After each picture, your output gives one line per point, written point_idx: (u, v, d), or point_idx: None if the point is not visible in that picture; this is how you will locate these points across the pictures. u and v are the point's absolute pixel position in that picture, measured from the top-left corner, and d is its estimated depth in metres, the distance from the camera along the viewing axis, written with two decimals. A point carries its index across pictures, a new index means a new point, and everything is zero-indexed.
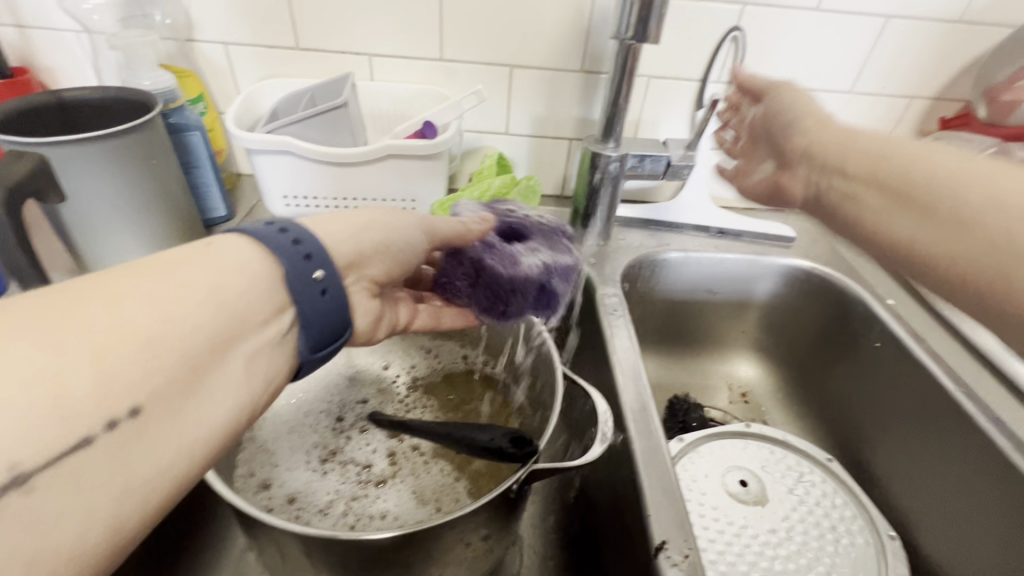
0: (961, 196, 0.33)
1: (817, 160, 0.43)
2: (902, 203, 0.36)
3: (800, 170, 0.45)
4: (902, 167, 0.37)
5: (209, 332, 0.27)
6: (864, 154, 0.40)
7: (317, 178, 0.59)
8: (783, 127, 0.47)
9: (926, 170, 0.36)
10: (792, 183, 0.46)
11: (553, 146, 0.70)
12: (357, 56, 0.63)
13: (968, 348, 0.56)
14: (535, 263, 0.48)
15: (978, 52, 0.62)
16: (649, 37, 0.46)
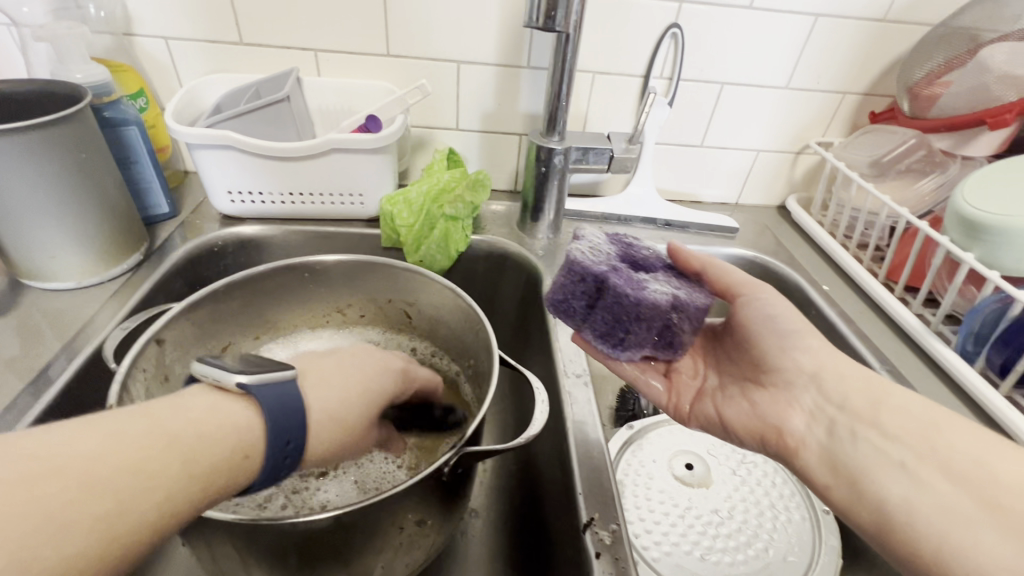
0: (959, 448, 0.33)
1: (835, 397, 0.38)
2: (865, 491, 0.34)
3: (749, 409, 0.43)
4: (876, 406, 0.37)
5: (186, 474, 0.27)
6: (813, 369, 0.40)
7: (261, 173, 0.59)
8: (727, 398, 0.45)
9: (889, 418, 0.36)
10: (800, 439, 0.39)
11: (503, 141, 0.71)
12: (302, 51, 0.63)
13: (894, 329, 0.59)
14: (669, 287, 0.41)
15: (901, 49, 0.66)
16: (557, 25, 0.50)
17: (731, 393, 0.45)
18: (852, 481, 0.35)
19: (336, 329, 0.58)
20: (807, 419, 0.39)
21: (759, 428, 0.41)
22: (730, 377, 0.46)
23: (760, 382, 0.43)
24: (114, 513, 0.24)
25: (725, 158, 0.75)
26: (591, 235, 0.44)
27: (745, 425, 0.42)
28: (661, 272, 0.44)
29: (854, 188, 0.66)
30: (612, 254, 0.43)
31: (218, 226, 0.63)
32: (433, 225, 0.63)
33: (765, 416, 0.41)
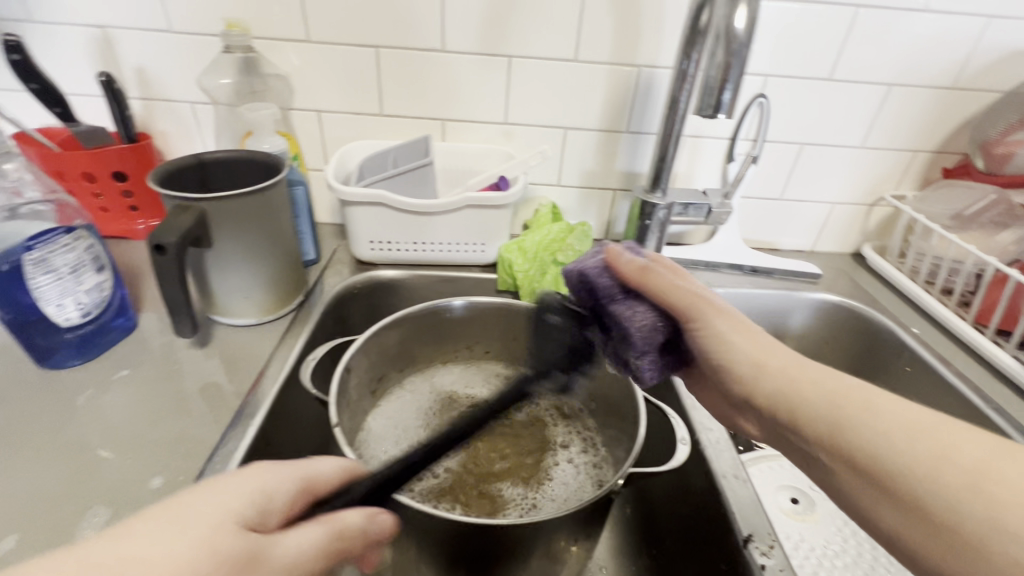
0: (937, 450, 0.29)
1: (844, 401, 0.33)
2: (908, 492, 0.29)
3: (813, 399, 0.34)
4: (897, 422, 0.31)
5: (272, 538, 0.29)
6: (848, 385, 0.34)
7: (401, 225, 0.67)
8: (794, 379, 0.35)
9: (877, 426, 0.31)
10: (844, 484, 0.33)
11: (599, 196, 0.79)
12: (432, 120, 0.73)
13: (990, 370, 0.62)
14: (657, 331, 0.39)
15: (971, 112, 0.72)
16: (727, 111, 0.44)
17: (795, 383, 0.35)
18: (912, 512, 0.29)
19: (468, 364, 0.64)
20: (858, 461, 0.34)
21: (824, 415, 0.33)
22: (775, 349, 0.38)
23: (836, 403, 0.33)
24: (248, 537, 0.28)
25: (804, 210, 0.81)
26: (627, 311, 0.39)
27: (814, 395, 0.34)
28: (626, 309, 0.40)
29: (936, 238, 0.71)
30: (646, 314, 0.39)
31: (355, 270, 0.71)
32: (545, 270, 0.69)
33: (838, 415, 0.33)
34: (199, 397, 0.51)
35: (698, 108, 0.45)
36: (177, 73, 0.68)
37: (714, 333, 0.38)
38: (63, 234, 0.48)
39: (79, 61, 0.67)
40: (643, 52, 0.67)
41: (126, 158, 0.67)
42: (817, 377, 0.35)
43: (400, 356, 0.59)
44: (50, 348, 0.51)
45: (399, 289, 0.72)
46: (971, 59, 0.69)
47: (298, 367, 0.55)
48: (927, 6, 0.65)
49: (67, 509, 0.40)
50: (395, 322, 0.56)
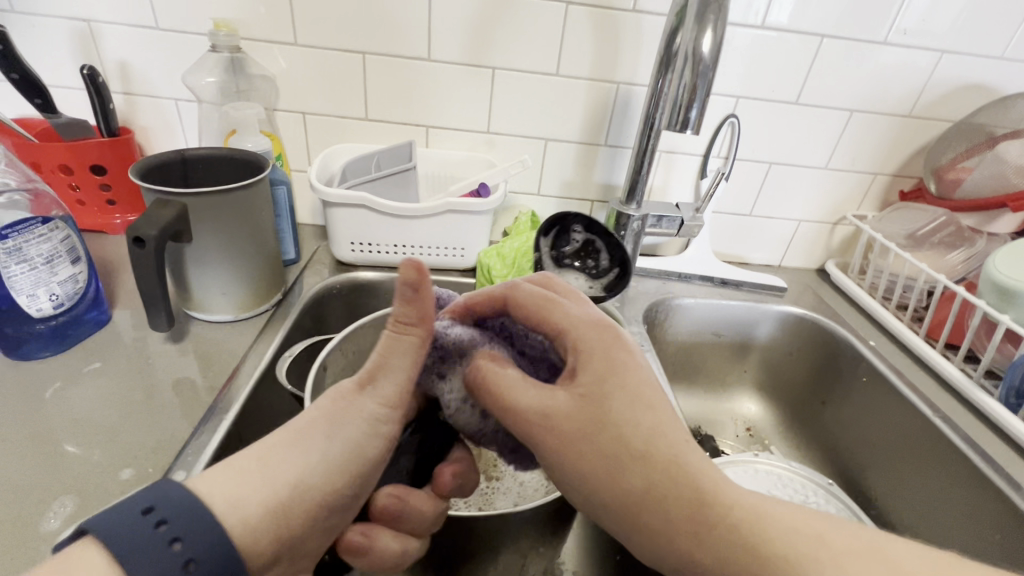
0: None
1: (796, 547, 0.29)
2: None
3: (246, 469, 0.31)
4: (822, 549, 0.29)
5: (303, 486, 0.32)
6: (718, 477, 0.31)
7: (382, 228, 0.68)
8: (233, 476, 0.31)
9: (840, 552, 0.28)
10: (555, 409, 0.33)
11: (577, 206, 0.81)
12: (416, 127, 0.74)
13: (938, 381, 0.66)
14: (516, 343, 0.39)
15: (924, 141, 0.77)
16: (692, 130, 0.46)
17: (266, 490, 0.31)
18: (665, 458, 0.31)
19: None
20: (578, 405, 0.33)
21: (257, 491, 0.30)
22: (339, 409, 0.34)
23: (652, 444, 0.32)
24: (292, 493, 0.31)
25: (771, 226, 0.85)
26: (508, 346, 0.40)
27: (300, 422, 0.34)
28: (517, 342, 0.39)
29: (892, 256, 0.75)
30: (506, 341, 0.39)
31: (334, 271, 0.72)
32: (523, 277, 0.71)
33: (659, 478, 0.31)
34: (171, 392, 0.51)
35: (666, 125, 0.47)
36: (161, 69, 0.69)
37: (598, 429, 0.32)
38: (40, 224, 0.48)
39: (62, 54, 0.67)
40: (622, 70, 0.70)
41: (106, 151, 0.67)
42: (280, 467, 0.32)
43: None
44: (19, 338, 0.50)
45: (377, 292, 0.73)
46: (925, 91, 0.73)
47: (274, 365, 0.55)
48: (886, 39, 0.70)
49: (31, 498, 0.40)
50: (376, 321, 0.57)
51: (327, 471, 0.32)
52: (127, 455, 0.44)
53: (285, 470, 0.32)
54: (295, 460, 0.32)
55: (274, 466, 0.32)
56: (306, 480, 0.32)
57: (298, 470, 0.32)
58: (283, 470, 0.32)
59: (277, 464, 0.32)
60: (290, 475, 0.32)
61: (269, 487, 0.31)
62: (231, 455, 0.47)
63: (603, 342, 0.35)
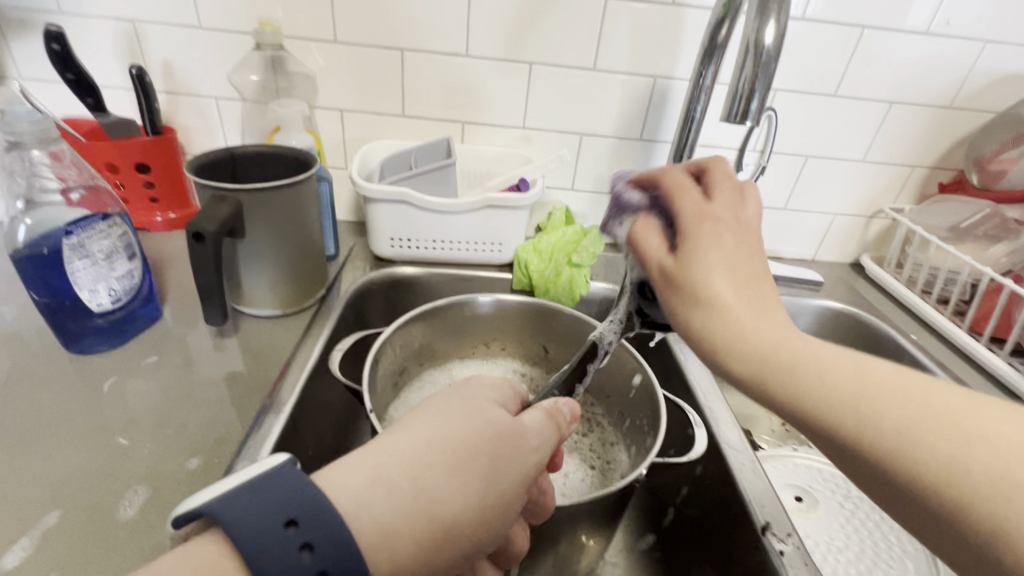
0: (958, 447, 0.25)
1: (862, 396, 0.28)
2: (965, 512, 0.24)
3: (398, 488, 0.28)
4: (922, 409, 0.26)
5: (439, 517, 0.28)
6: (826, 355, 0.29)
7: (422, 223, 0.69)
8: (368, 473, 0.28)
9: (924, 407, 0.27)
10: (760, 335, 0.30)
11: (611, 201, 0.81)
12: (453, 123, 0.75)
13: (983, 375, 0.65)
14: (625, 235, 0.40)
15: (965, 132, 0.76)
16: (753, 121, 0.46)
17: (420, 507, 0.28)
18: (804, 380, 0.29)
19: (485, 361, 0.65)
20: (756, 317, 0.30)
21: (415, 520, 0.27)
22: (500, 445, 0.32)
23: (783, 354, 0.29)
24: (432, 523, 0.28)
25: (806, 220, 0.84)
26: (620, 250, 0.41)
27: (455, 439, 0.31)
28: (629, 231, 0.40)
29: (933, 249, 0.74)
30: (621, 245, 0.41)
31: (373, 267, 0.73)
32: (560, 272, 0.71)
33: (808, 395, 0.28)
34: (227, 385, 0.51)
35: (726, 117, 0.47)
36: (204, 69, 0.70)
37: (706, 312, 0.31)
38: (100, 221, 0.49)
39: (108, 54, 0.68)
40: (660, 64, 0.70)
41: (150, 150, 0.68)
42: (436, 489, 0.29)
43: (421, 351, 0.61)
44: (80, 333, 0.51)
45: (415, 287, 0.73)
46: (967, 81, 0.72)
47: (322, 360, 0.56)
48: (928, 30, 0.69)
49: (105, 488, 0.41)
50: (420, 315, 0.58)
51: (477, 511, 0.29)
52: (191, 446, 0.45)
53: (425, 492, 0.28)
54: (438, 486, 0.29)
55: (420, 484, 0.29)
56: (451, 506, 0.29)
57: (449, 503, 0.29)
58: (428, 489, 0.29)
59: (423, 485, 0.29)
60: (447, 509, 0.29)
61: (414, 519, 0.27)
62: (289, 447, 0.48)
63: (712, 224, 0.32)
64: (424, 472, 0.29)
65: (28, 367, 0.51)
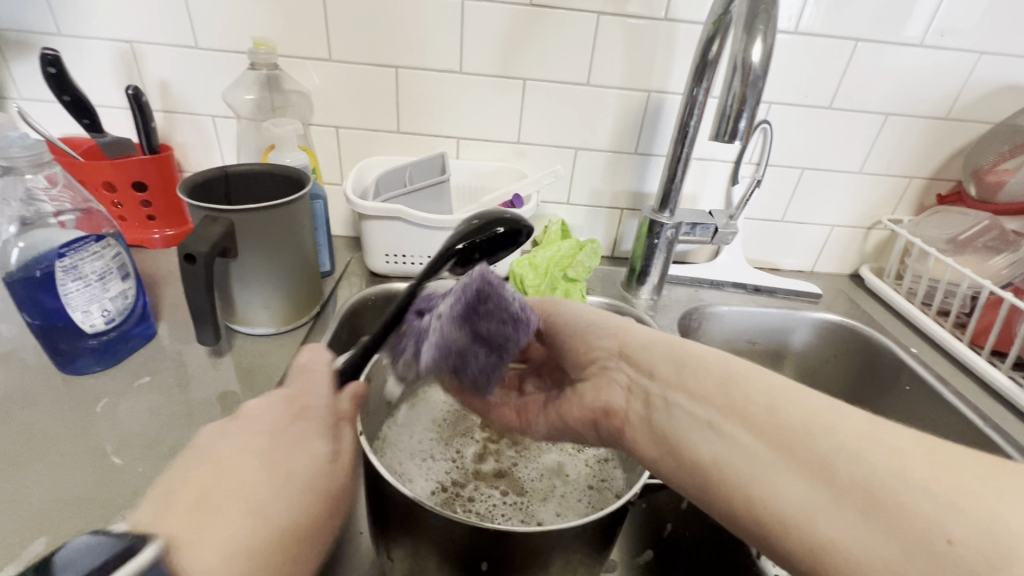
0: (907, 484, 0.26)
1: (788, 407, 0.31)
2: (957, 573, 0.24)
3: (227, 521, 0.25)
4: (854, 483, 0.27)
5: (284, 532, 0.27)
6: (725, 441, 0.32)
7: (416, 239, 0.69)
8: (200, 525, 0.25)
9: (848, 429, 0.29)
10: (624, 414, 0.38)
11: (607, 214, 0.81)
12: (447, 139, 0.75)
13: (986, 388, 0.64)
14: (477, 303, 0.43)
15: (962, 143, 0.76)
16: (742, 139, 0.46)
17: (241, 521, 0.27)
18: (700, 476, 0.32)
19: None
20: (626, 394, 0.39)
21: (254, 540, 0.26)
22: (313, 460, 0.31)
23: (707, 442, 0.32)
24: (280, 535, 0.27)
25: (804, 231, 0.84)
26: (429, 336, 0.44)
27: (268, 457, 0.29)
28: (509, 302, 0.43)
29: (931, 261, 0.73)
30: (452, 325, 0.44)
31: (368, 282, 0.73)
32: (556, 286, 0.71)
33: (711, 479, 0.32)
34: (218, 405, 0.51)
35: (714, 135, 0.47)
36: (200, 87, 0.70)
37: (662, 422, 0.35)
38: (93, 242, 0.49)
39: (106, 74, 0.69)
40: (653, 78, 0.70)
41: (146, 167, 0.68)
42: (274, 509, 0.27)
43: None
44: (72, 353, 0.51)
45: None
46: (963, 93, 0.72)
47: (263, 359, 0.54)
48: (923, 41, 0.69)
49: (94, 512, 0.40)
50: None
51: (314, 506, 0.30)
52: None
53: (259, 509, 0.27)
54: (276, 500, 0.28)
55: (247, 502, 0.27)
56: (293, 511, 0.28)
57: (286, 507, 0.28)
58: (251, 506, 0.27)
59: (251, 500, 0.27)
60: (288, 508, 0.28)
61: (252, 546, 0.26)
62: None
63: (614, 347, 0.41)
64: (249, 493, 0.27)
65: (21, 388, 0.51)
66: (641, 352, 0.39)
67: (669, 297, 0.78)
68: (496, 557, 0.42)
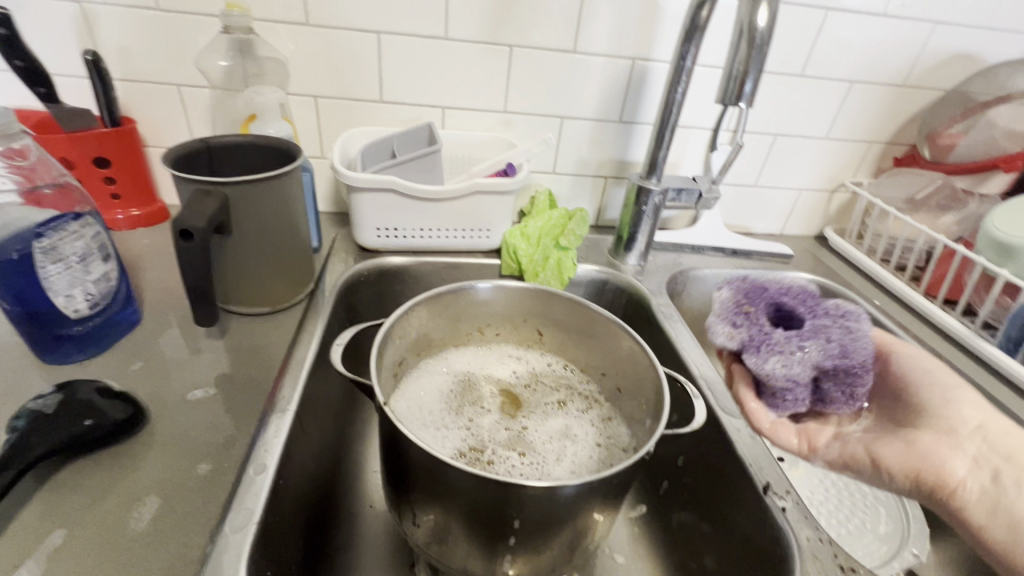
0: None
1: (999, 448, 0.44)
2: None
3: None
4: None
5: None
6: None
7: (408, 211, 0.68)
8: None
9: None
10: (961, 480, 0.44)
11: (593, 183, 0.82)
12: (433, 108, 0.73)
13: (940, 333, 0.71)
14: (839, 358, 0.45)
15: (916, 109, 0.81)
16: (745, 101, 0.48)
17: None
18: (1012, 525, 0.41)
19: (480, 346, 0.66)
20: (969, 465, 0.44)
21: None
22: None
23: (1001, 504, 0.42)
24: None
25: (775, 196, 0.88)
26: (774, 369, 0.44)
27: None
28: (859, 374, 0.46)
29: (890, 220, 0.79)
30: (805, 363, 0.44)
31: (359, 258, 0.71)
32: (548, 255, 0.72)
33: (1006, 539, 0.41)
34: (223, 387, 0.50)
35: (719, 99, 0.49)
36: (164, 52, 0.65)
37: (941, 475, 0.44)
38: (71, 221, 0.46)
39: (54, 37, 0.63)
40: (639, 46, 0.71)
41: (108, 141, 0.63)
42: None
43: (419, 340, 0.61)
44: (54, 342, 0.48)
45: (403, 277, 0.72)
46: (919, 61, 0.77)
47: (97, 408, 0.42)
48: (885, 11, 0.73)
49: (109, 501, 0.39)
50: (426, 298, 0.57)
51: None
52: (197, 452, 0.43)
53: None
54: None
55: None
56: None
57: None
58: None
59: None
60: None
61: None
62: (295, 447, 0.46)
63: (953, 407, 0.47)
64: None
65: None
66: (957, 415, 0.47)
67: (654, 262, 0.81)
68: (525, 515, 0.43)
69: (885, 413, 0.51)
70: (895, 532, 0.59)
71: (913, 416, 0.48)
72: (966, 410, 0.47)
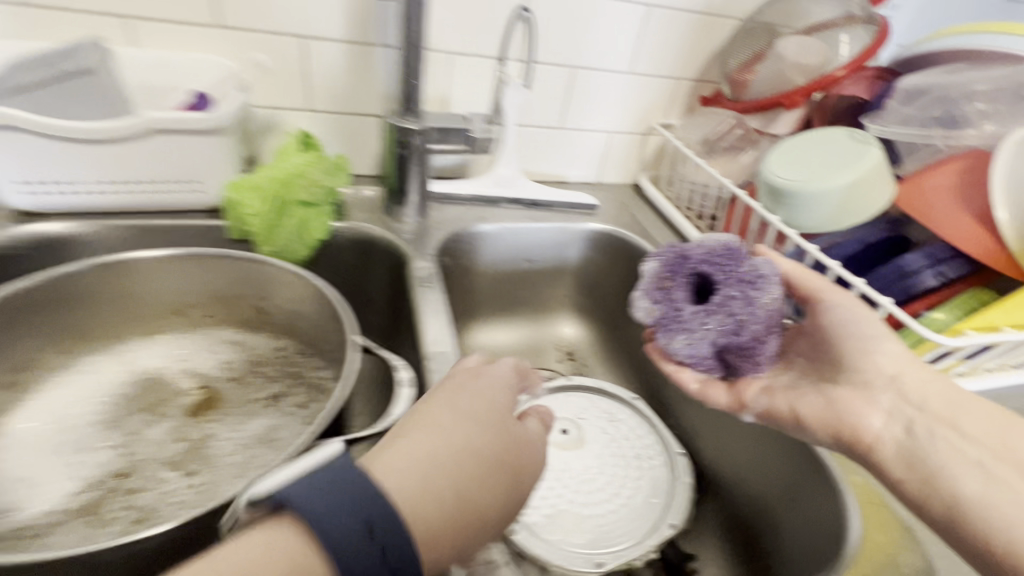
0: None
1: (913, 397, 0.39)
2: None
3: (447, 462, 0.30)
4: None
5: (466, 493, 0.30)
6: (943, 469, 0.35)
7: (63, 158, 0.51)
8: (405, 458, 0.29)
9: (962, 426, 0.37)
10: (876, 435, 0.39)
11: (362, 124, 0.68)
12: (108, 18, 0.55)
13: None
14: (735, 333, 0.43)
15: (720, 40, 0.74)
16: None
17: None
18: (927, 477, 0.36)
19: (183, 334, 0.55)
20: (885, 418, 0.39)
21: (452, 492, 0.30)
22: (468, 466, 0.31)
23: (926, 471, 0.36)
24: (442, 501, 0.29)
25: (583, 139, 0.80)
26: (680, 347, 0.44)
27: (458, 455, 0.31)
28: (771, 337, 0.44)
29: (691, 165, 0.73)
30: (705, 340, 0.43)
31: (11, 223, 0.53)
32: (286, 213, 0.58)
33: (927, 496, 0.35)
34: None
35: None
36: None
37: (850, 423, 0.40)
38: None
39: None
40: None
41: None
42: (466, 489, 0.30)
43: (70, 330, 0.51)
44: None
45: (85, 246, 0.56)
46: None
47: None
48: None
49: None
50: (53, 284, 0.49)
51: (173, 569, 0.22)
52: None
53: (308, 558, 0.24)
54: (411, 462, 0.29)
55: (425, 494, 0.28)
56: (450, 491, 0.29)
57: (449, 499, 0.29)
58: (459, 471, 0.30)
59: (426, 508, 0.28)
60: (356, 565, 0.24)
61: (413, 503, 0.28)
62: None
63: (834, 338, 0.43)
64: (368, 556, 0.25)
65: None
66: (872, 361, 0.41)
67: (437, 217, 0.69)
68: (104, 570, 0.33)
69: (811, 363, 0.45)
70: (658, 507, 0.56)
71: (831, 369, 0.43)
72: (880, 356, 0.41)
